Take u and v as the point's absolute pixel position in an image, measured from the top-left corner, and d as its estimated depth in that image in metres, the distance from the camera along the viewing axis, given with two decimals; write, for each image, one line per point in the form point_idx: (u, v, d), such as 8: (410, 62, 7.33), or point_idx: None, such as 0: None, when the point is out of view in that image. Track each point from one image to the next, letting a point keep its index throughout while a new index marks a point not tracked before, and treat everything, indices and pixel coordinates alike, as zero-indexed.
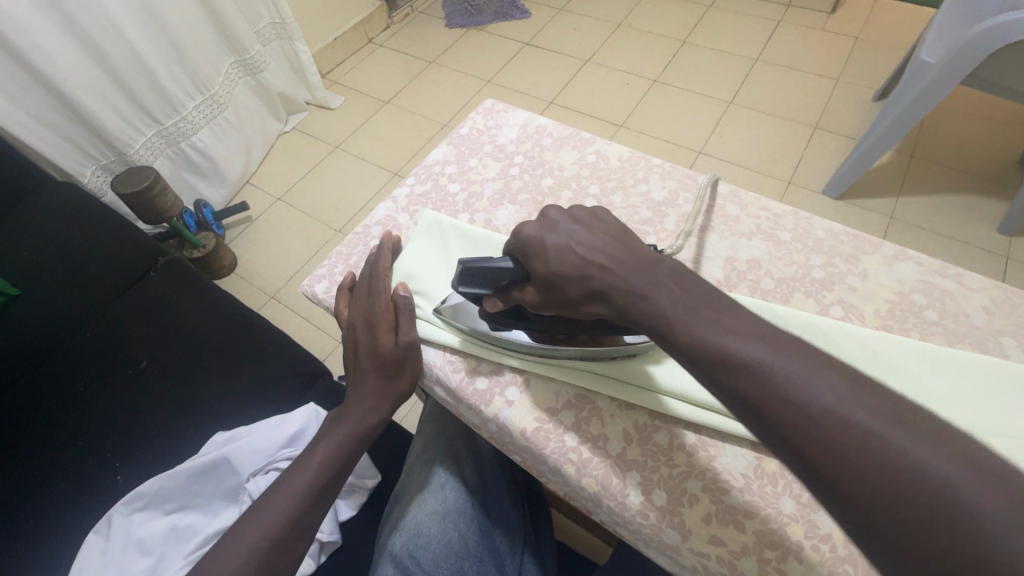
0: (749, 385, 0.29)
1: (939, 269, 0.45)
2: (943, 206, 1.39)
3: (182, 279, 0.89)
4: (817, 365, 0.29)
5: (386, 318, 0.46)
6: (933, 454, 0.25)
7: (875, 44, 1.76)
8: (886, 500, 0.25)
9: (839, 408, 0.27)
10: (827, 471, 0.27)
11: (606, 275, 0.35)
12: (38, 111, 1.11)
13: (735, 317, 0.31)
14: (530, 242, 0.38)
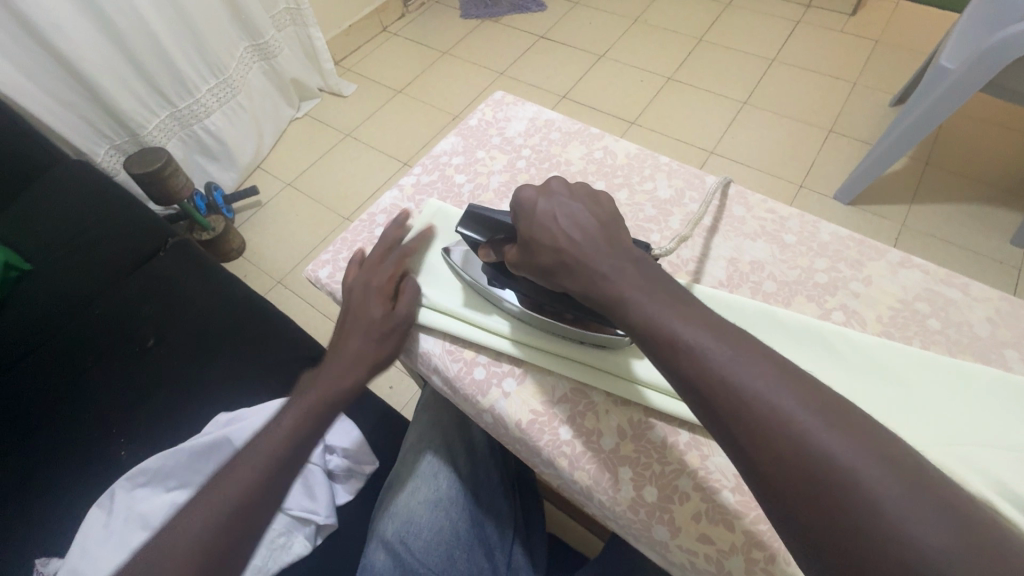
0: (693, 371, 0.30)
1: (944, 278, 0.45)
2: (956, 215, 1.37)
3: (189, 261, 0.90)
4: (770, 363, 0.29)
5: (387, 288, 0.47)
6: (872, 463, 0.25)
7: (895, 48, 1.73)
8: (818, 503, 0.26)
9: (783, 408, 0.27)
10: (758, 458, 0.27)
11: (575, 253, 0.35)
12: (54, 89, 1.13)
13: (697, 308, 0.32)
14: (524, 210, 0.39)
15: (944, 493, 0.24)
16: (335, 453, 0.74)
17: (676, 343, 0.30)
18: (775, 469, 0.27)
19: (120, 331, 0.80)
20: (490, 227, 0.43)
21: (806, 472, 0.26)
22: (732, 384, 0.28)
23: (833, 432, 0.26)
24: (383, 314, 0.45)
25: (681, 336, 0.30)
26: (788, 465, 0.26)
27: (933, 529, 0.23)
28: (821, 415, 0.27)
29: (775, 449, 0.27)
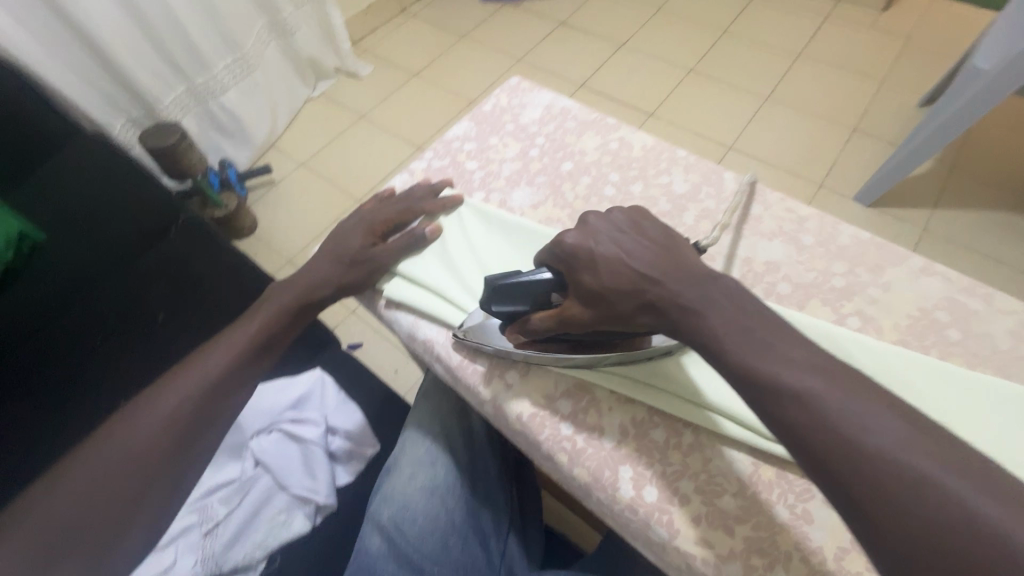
0: (800, 417, 0.29)
1: (968, 287, 0.43)
2: (980, 222, 1.33)
3: (200, 236, 0.88)
4: (872, 402, 0.29)
5: (373, 231, 0.51)
6: (991, 504, 0.26)
7: (926, 47, 1.67)
8: (937, 547, 0.26)
9: (892, 451, 0.27)
10: (874, 511, 0.27)
11: (660, 292, 0.35)
12: (70, 60, 1.13)
13: (788, 342, 0.32)
14: (582, 251, 0.38)
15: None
16: (337, 435, 0.76)
17: (775, 382, 0.30)
18: (888, 514, 0.27)
19: None
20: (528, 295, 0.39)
21: (921, 515, 0.26)
22: (835, 426, 0.28)
23: (953, 481, 0.26)
24: (362, 246, 0.50)
25: (779, 375, 0.30)
26: (902, 509, 0.26)
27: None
28: (928, 455, 0.27)
29: (887, 492, 0.27)
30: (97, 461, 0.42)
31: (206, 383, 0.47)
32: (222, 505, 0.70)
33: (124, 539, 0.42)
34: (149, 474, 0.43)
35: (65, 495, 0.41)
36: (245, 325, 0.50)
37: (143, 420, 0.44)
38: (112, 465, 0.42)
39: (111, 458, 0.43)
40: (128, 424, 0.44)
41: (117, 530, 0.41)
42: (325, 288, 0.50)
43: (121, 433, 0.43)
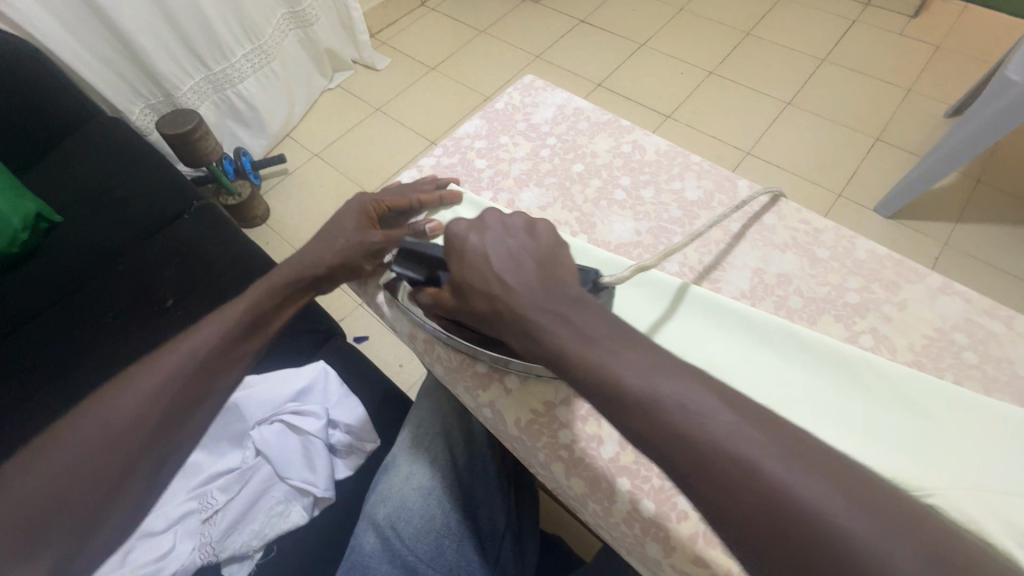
0: (644, 421, 0.30)
1: (988, 308, 0.42)
2: (1004, 238, 1.30)
3: (213, 224, 0.90)
4: (727, 406, 0.30)
5: (368, 216, 0.50)
6: (824, 494, 0.26)
7: (956, 56, 1.63)
8: (791, 547, 0.26)
9: (746, 456, 0.28)
10: (724, 507, 0.28)
11: (507, 295, 0.36)
12: (93, 45, 1.14)
13: (644, 351, 0.32)
14: (455, 246, 0.40)
15: (904, 519, 0.26)
16: (337, 428, 0.75)
17: (631, 395, 0.30)
18: (744, 518, 0.27)
19: (143, 291, 0.81)
20: (428, 262, 0.42)
21: (775, 517, 0.27)
22: (692, 434, 0.29)
23: (792, 473, 0.27)
24: (356, 227, 0.49)
25: (637, 386, 0.31)
26: (759, 512, 0.27)
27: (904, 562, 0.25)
28: (780, 455, 0.28)
29: (741, 494, 0.27)
30: (79, 436, 0.42)
31: (193, 360, 0.45)
32: (221, 493, 0.70)
33: (109, 515, 0.41)
34: (133, 451, 0.42)
35: (46, 469, 0.40)
36: (233, 305, 0.49)
37: (127, 397, 0.43)
38: (96, 440, 0.42)
39: (95, 432, 0.42)
40: (112, 401, 0.43)
41: (101, 505, 0.40)
42: (318, 264, 0.49)
43: (104, 409, 0.43)
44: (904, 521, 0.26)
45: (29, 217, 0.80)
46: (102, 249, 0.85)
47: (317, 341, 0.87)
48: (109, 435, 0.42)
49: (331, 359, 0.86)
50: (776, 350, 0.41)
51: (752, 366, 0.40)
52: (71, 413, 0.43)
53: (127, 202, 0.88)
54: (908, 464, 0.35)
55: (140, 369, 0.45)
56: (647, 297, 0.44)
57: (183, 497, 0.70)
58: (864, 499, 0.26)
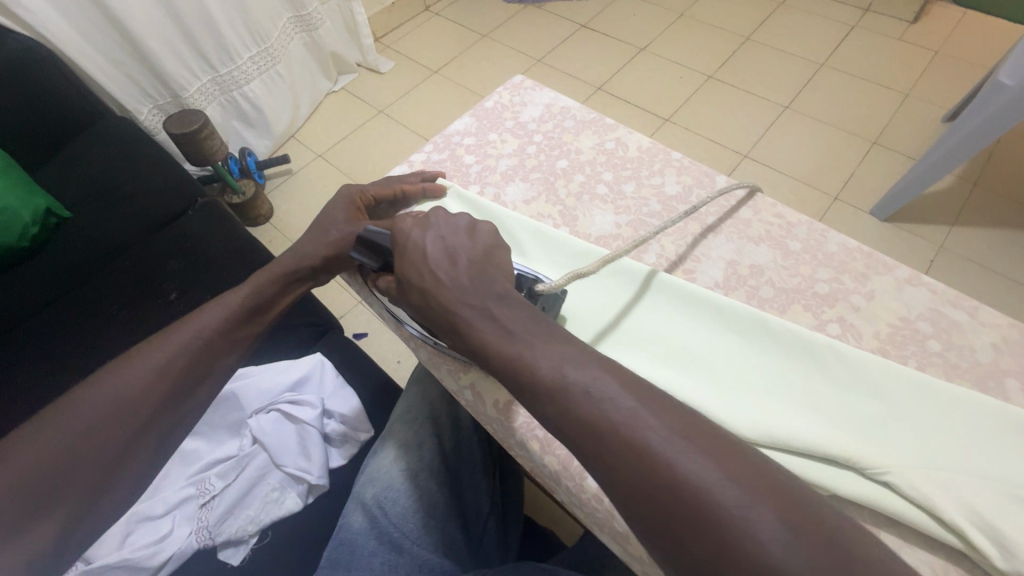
0: (560, 410, 0.32)
1: (953, 299, 0.43)
2: (1001, 241, 1.30)
3: (216, 220, 0.93)
4: (640, 399, 0.32)
5: (358, 207, 0.52)
6: (715, 474, 0.29)
7: (955, 61, 1.64)
8: (687, 532, 0.28)
9: (652, 445, 0.30)
10: (624, 486, 0.30)
11: (438, 290, 0.39)
12: (104, 47, 1.18)
13: (569, 344, 0.35)
14: (399, 242, 0.42)
15: (796, 507, 0.28)
16: (332, 418, 0.77)
17: (552, 386, 0.33)
18: (643, 502, 0.29)
19: (146, 284, 0.84)
20: (378, 250, 0.44)
21: (673, 500, 0.29)
22: (604, 423, 0.31)
23: (690, 457, 0.29)
24: (346, 219, 0.51)
25: (558, 378, 0.33)
26: (658, 496, 0.29)
27: (789, 549, 0.26)
28: (681, 443, 0.30)
29: (643, 478, 0.29)
30: (86, 408, 0.44)
31: (196, 341, 0.48)
32: (219, 479, 0.72)
33: (113, 484, 0.43)
34: (137, 424, 0.44)
35: (55, 436, 0.43)
36: (236, 290, 0.51)
37: (132, 372, 0.45)
38: (102, 412, 0.44)
39: (101, 404, 0.44)
40: (118, 375, 0.45)
41: (102, 476, 0.42)
42: (315, 255, 0.51)
43: (110, 383, 0.45)
44: (789, 502, 0.28)
45: (39, 211, 0.82)
46: (108, 243, 0.87)
47: (314, 334, 0.89)
48: (115, 408, 0.44)
49: (327, 351, 0.88)
50: (744, 339, 0.42)
51: (723, 354, 0.42)
52: (76, 390, 0.46)
53: (133, 198, 0.91)
54: (864, 444, 0.36)
55: (146, 348, 0.47)
56: (614, 282, 0.46)
57: (183, 482, 0.73)
58: (758, 489, 0.28)
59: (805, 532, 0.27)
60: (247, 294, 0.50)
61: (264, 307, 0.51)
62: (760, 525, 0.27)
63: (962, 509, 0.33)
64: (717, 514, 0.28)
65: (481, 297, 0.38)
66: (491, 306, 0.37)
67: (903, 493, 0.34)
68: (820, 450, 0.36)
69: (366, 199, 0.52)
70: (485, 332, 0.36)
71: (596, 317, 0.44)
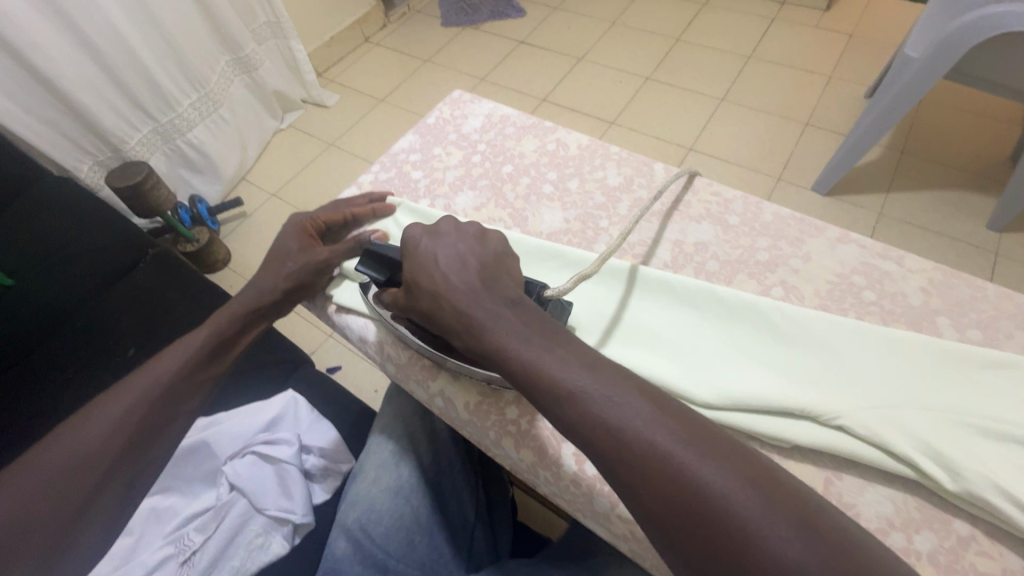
0: (550, 397, 0.33)
1: (881, 251, 0.46)
2: (932, 202, 1.39)
3: (171, 272, 0.94)
4: (647, 403, 0.32)
5: (310, 233, 0.51)
6: (690, 453, 0.30)
7: (868, 41, 1.75)
8: (682, 512, 0.29)
9: (632, 426, 0.31)
10: (613, 464, 0.31)
11: (448, 292, 0.37)
12: (36, 108, 1.15)
13: (554, 342, 0.35)
14: (410, 250, 0.41)
15: (761, 473, 0.29)
16: (311, 453, 0.75)
17: (550, 385, 0.33)
18: (641, 486, 0.30)
19: (101, 342, 0.83)
20: (388, 265, 0.43)
21: (673, 489, 0.29)
22: (613, 428, 0.31)
23: (667, 438, 0.30)
24: (300, 247, 0.50)
25: (567, 385, 0.33)
26: (645, 471, 0.30)
27: (757, 511, 0.28)
28: (659, 423, 0.31)
29: (650, 475, 0.30)
30: (40, 471, 0.42)
31: (154, 388, 0.46)
32: (197, 533, 0.69)
33: (71, 546, 0.41)
34: (94, 483, 0.42)
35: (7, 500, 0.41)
36: (196, 332, 0.49)
37: (88, 425, 0.44)
38: (56, 471, 0.42)
39: (56, 463, 0.42)
40: (74, 430, 0.44)
41: (60, 543, 0.41)
42: (273, 290, 0.50)
43: (65, 442, 0.43)
44: (755, 471, 0.29)
45: None
46: (58, 304, 0.83)
47: (284, 371, 0.88)
48: (70, 466, 0.42)
49: (300, 386, 0.87)
50: (703, 312, 0.44)
51: (679, 327, 0.43)
52: (30, 454, 0.43)
53: (82, 254, 0.86)
54: (825, 397, 0.38)
55: (103, 399, 0.46)
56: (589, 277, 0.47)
57: (158, 543, 0.69)
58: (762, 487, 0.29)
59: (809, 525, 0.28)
60: (208, 335, 0.48)
61: (224, 348, 0.49)
62: (767, 523, 0.28)
63: (918, 446, 0.35)
64: (728, 514, 0.28)
65: (482, 297, 0.37)
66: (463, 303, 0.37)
67: (857, 434, 0.36)
68: (777, 406, 0.38)
69: (315, 224, 0.52)
70: (466, 330, 0.36)
71: (597, 317, 0.45)
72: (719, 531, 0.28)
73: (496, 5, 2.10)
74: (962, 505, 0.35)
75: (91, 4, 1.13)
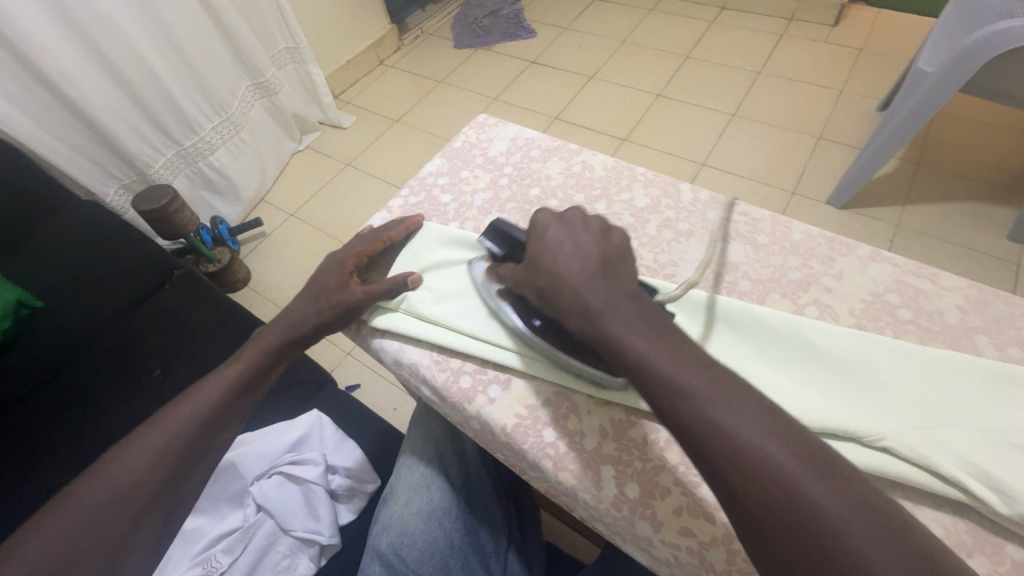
0: (638, 367, 0.34)
1: (914, 269, 0.46)
2: (951, 214, 1.38)
3: (195, 293, 0.93)
4: (760, 413, 0.31)
5: (350, 268, 0.52)
6: (773, 439, 0.30)
7: (878, 55, 1.76)
8: (760, 492, 0.30)
9: (720, 408, 0.31)
10: (694, 436, 0.32)
11: (567, 279, 0.38)
12: (66, 134, 1.19)
13: (673, 338, 0.35)
14: (536, 233, 0.41)
15: (838, 470, 0.30)
16: (337, 473, 0.76)
17: (639, 355, 0.34)
18: (723, 464, 0.31)
19: (127, 365, 0.82)
20: (509, 242, 0.48)
21: (754, 471, 0.30)
22: (725, 433, 0.31)
23: (754, 424, 0.31)
24: (338, 283, 0.51)
25: (687, 388, 0.32)
26: (728, 450, 0.31)
27: (835, 504, 0.29)
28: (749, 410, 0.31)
29: (732, 454, 0.30)
30: (84, 502, 0.43)
31: (195, 418, 0.47)
32: (224, 555, 0.68)
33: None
34: (135, 515, 0.43)
35: (56, 528, 0.42)
36: (234, 361, 0.50)
37: (132, 454, 0.45)
38: (101, 499, 0.43)
39: (101, 493, 0.43)
40: (118, 459, 0.45)
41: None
42: (307, 321, 0.50)
43: (108, 473, 0.44)
44: (831, 468, 0.30)
45: (8, 305, 0.76)
46: (84, 327, 0.85)
47: (309, 391, 0.88)
48: (115, 495, 0.43)
49: (324, 406, 0.87)
50: (741, 333, 0.44)
51: (720, 348, 0.43)
52: (74, 483, 0.44)
53: (108, 278, 0.89)
54: (866, 416, 0.38)
55: (144, 427, 0.47)
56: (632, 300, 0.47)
57: (185, 564, 0.69)
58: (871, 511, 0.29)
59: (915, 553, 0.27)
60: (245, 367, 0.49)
61: (260, 378, 0.50)
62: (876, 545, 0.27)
63: (961, 465, 0.35)
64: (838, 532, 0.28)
65: (602, 285, 0.37)
66: (578, 287, 0.37)
67: (901, 454, 0.36)
68: (818, 427, 0.38)
69: (355, 259, 0.53)
70: None
71: None
72: (794, 516, 0.29)
73: (507, 26, 2.14)
74: (1011, 528, 0.34)
75: (120, 35, 1.18)
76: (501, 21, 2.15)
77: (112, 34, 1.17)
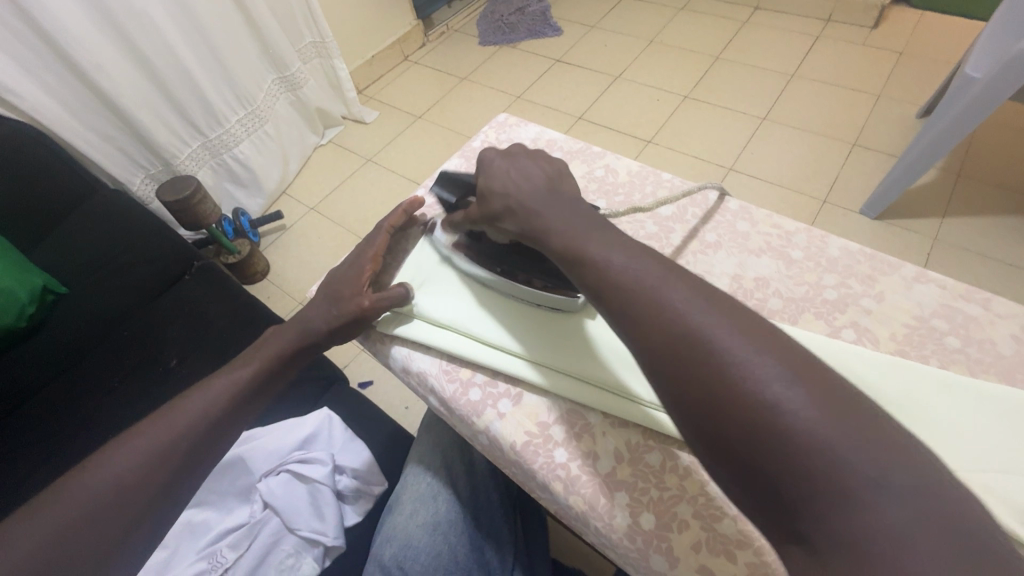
0: (593, 276, 0.35)
1: (964, 293, 0.43)
2: (995, 228, 1.31)
3: (215, 283, 0.92)
4: (693, 293, 0.32)
5: (365, 273, 0.50)
6: (721, 329, 0.30)
7: (921, 59, 1.68)
8: (704, 385, 0.29)
9: (669, 304, 0.32)
10: (642, 336, 0.32)
11: (521, 198, 0.41)
12: (95, 124, 1.21)
13: (629, 244, 0.36)
14: (481, 173, 0.45)
15: (796, 358, 0.29)
16: (344, 474, 0.74)
17: (595, 262, 0.35)
18: (666, 361, 0.31)
19: (146, 355, 0.82)
20: (462, 187, 0.51)
21: (698, 362, 0.30)
22: (678, 329, 0.31)
23: (706, 319, 0.31)
24: (351, 294, 0.49)
25: (640, 284, 0.33)
26: (673, 343, 0.31)
27: (785, 386, 0.27)
28: (701, 305, 0.31)
29: (675, 347, 0.31)
30: (81, 494, 0.41)
31: (203, 419, 0.46)
32: (229, 550, 0.67)
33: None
34: (132, 514, 0.42)
35: (48, 522, 0.40)
36: (244, 364, 0.49)
37: (134, 449, 0.44)
38: (99, 496, 0.41)
39: (98, 487, 0.42)
40: (118, 455, 0.43)
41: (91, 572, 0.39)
42: (320, 329, 0.49)
43: (110, 467, 0.43)
44: (788, 356, 0.29)
45: (36, 290, 0.78)
46: (107, 314, 0.85)
47: (320, 389, 0.88)
48: (113, 492, 0.42)
49: (333, 404, 0.86)
50: None
51: None
52: (74, 472, 0.43)
53: (131, 266, 0.89)
54: None
55: (143, 424, 0.46)
56: None
57: (191, 558, 0.68)
58: (808, 379, 0.28)
59: (847, 415, 0.27)
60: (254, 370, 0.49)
61: (271, 380, 0.50)
62: (808, 410, 0.27)
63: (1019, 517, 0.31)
64: (771, 401, 0.27)
65: (548, 199, 0.41)
66: (532, 206, 0.41)
67: None
68: None
69: (371, 261, 0.51)
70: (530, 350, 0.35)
71: None
72: (738, 405, 0.28)
73: (534, 23, 2.12)
74: None
75: (152, 28, 1.19)
76: (528, 18, 2.13)
77: (143, 26, 1.17)
